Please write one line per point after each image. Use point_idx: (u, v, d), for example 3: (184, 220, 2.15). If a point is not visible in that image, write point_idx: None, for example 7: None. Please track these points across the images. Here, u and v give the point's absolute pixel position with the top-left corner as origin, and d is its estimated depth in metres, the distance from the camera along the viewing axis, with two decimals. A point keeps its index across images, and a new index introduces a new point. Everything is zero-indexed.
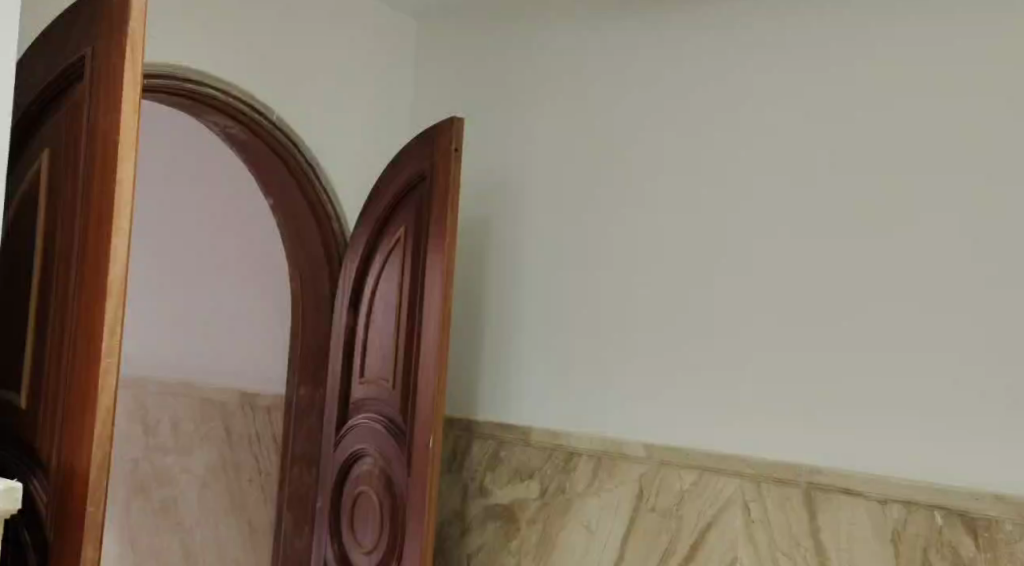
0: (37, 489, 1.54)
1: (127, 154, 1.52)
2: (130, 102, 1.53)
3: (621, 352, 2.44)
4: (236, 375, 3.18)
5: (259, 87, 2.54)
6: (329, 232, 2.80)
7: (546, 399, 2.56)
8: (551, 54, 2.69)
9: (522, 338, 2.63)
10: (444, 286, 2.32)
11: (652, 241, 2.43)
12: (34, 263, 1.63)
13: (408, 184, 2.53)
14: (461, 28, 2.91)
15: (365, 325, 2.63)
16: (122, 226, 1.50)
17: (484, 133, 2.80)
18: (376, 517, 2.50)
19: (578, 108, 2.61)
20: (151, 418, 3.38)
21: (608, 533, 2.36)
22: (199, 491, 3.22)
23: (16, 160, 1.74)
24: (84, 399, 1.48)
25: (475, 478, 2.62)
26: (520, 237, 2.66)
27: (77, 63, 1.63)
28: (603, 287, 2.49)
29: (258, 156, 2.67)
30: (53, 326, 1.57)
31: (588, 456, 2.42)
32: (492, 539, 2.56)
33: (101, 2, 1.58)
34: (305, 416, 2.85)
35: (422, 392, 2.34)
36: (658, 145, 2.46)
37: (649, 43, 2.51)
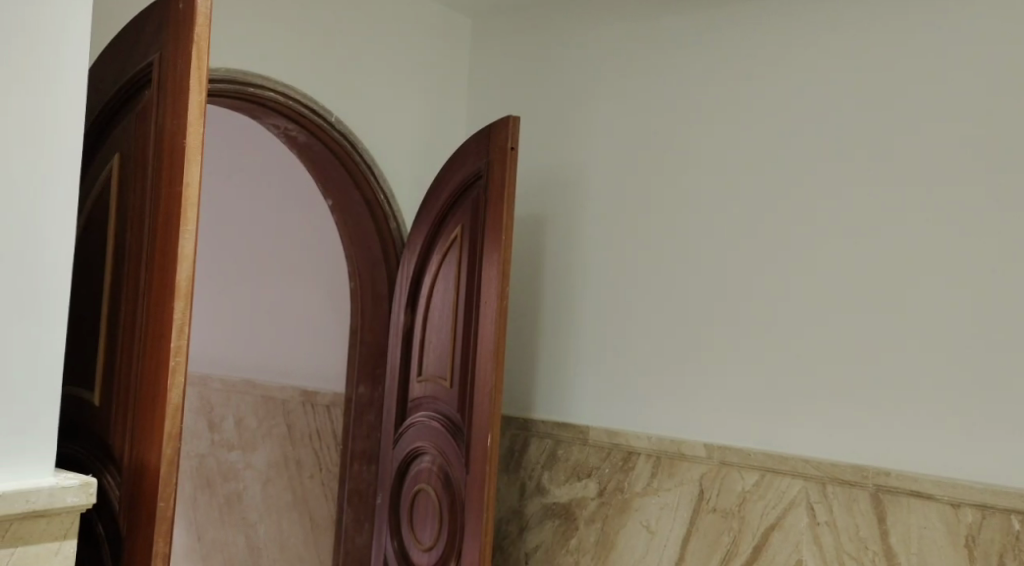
0: (110, 485, 1.58)
1: (193, 157, 1.55)
2: (196, 107, 1.56)
3: (678, 351, 2.43)
4: (298, 373, 3.23)
5: (315, 91, 2.58)
6: (386, 232, 2.83)
7: (603, 398, 2.55)
8: (604, 51, 2.69)
9: (579, 338, 2.63)
10: (502, 285, 2.33)
11: (708, 240, 2.41)
12: (106, 265, 1.68)
13: (464, 183, 2.54)
14: (514, 28, 2.93)
15: (423, 324, 2.66)
16: (189, 227, 1.54)
17: (538, 132, 2.81)
18: (435, 514, 2.52)
19: (631, 107, 2.61)
20: (215, 415, 3.45)
21: (668, 533, 2.35)
22: (262, 487, 3.27)
23: (90, 163, 1.79)
24: (154, 398, 1.52)
25: (533, 477, 2.63)
26: (576, 237, 2.66)
27: (146, 69, 1.67)
28: (660, 286, 2.48)
29: (317, 158, 2.71)
30: (124, 326, 1.61)
31: (647, 456, 2.41)
32: (551, 538, 2.57)
33: (169, 9, 1.62)
34: (364, 414, 2.88)
35: (480, 392, 2.35)
36: (713, 143, 2.44)
37: (702, 40, 2.50)
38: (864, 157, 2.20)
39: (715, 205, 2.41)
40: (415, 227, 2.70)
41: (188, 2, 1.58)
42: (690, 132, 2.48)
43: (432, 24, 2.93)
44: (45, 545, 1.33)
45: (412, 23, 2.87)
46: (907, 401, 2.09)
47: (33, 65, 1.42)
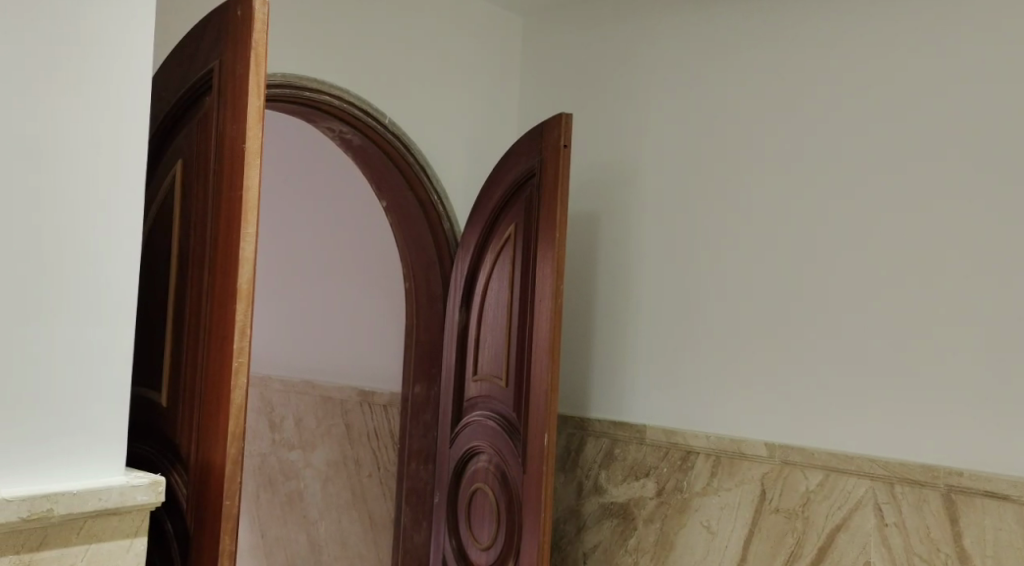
0: (177, 483, 1.61)
1: (253, 161, 1.57)
2: (255, 112, 1.58)
3: (735, 349, 2.41)
4: (356, 373, 3.27)
5: (370, 94, 2.60)
6: (440, 232, 2.84)
7: (661, 397, 2.54)
8: (656, 47, 2.68)
9: (635, 336, 2.61)
10: (556, 283, 2.32)
11: (764, 236, 2.38)
12: (171, 269, 1.71)
13: (517, 182, 2.54)
14: (564, 27, 2.93)
15: (478, 323, 2.66)
16: (250, 230, 1.56)
17: (591, 130, 2.80)
18: (493, 513, 2.52)
19: (685, 103, 2.59)
20: (276, 415, 3.50)
21: (729, 533, 2.33)
22: (322, 485, 3.31)
23: (156, 170, 1.83)
24: (219, 398, 1.54)
25: (590, 476, 2.62)
26: (631, 235, 2.65)
27: (206, 76, 1.70)
28: (717, 284, 2.46)
29: (371, 160, 2.73)
30: (189, 329, 1.64)
31: (706, 455, 2.39)
32: (609, 537, 2.56)
33: (227, 16, 1.65)
34: (421, 413, 2.90)
35: (536, 391, 2.34)
36: (768, 138, 2.41)
37: (757, 34, 2.47)
38: (926, 149, 2.15)
39: (773, 200, 2.38)
40: (469, 226, 2.71)
41: (245, 8, 1.60)
42: (745, 127, 2.45)
43: (483, 25, 2.95)
44: (117, 542, 1.36)
45: (464, 24, 2.88)
46: (975, 398, 2.04)
47: (98, 71, 1.43)
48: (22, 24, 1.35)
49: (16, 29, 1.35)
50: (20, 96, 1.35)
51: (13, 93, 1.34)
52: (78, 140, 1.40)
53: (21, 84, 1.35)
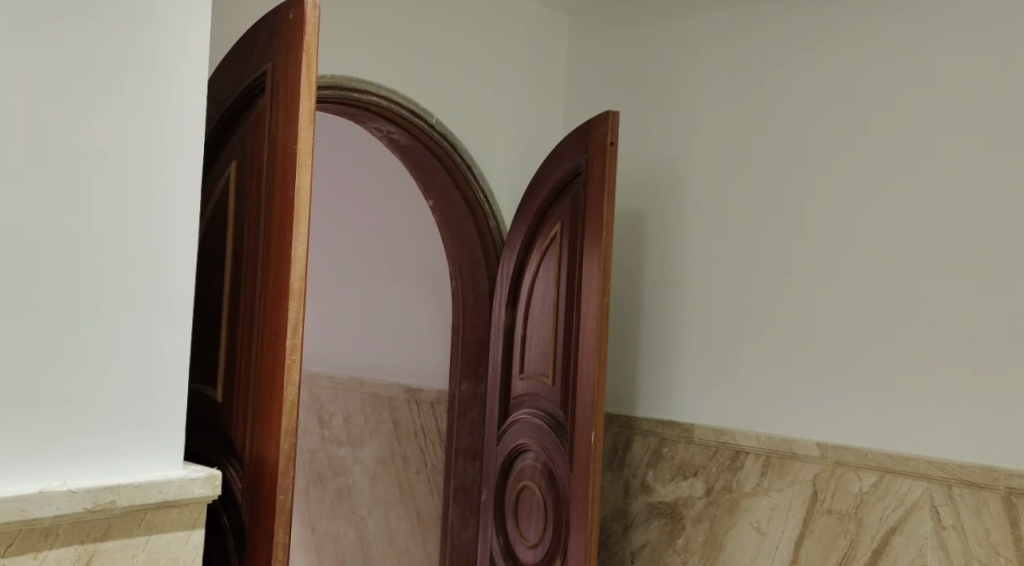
0: (233, 477, 1.64)
1: (305, 162, 1.59)
2: (307, 113, 1.60)
3: (785, 349, 2.38)
4: (403, 370, 3.29)
5: (417, 94, 2.62)
6: (486, 231, 2.85)
7: (709, 396, 2.52)
8: (702, 43, 2.66)
9: (683, 335, 2.60)
10: (603, 281, 2.31)
11: (815, 234, 2.35)
12: (225, 268, 1.74)
13: (564, 180, 2.54)
14: (609, 24, 2.92)
15: (524, 321, 2.67)
16: (302, 229, 1.57)
17: (638, 128, 2.79)
18: (540, 510, 2.52)
19: (733, 101, 2.57)
20: (325, 411, 3.54)
21: (780, 534, 2.30)
22: (370, 482, 3.34)
23: (211, 171, 1.87)
24: (272, 394, 1.56)
25: (637, 475, 2.62)
26: (679, 233, 2.63)
27: (259, 78, 1.72)
28: (766, 282, 2.43)
29: (419, 160, 2.75)
30: (243, 326, 1.67)
31: (756, 455, 2.37)
32: (657, 536, 2.55)
33: (280, 19, 1.67)
34: (468, 411, 2.91)
35: (582, 390, 2.34)
36: (819, 135, 2.38)
37: (806, 29, 2.44)
38: (981, 146, 2.11)
39: (824, 197, 2.34)
40: (516, 225, 2.72)
41: (298, 12, 1.62)
42: (796, 123, 2.42)
43: (529, 23, 2.95)
44: (176, 534, 1.39)
45: (509, 23, 2.89)
46: None
47: (157, 74, 1.45)
48: (84, 28, 1.38)
49: (78, 32, 1.37)
50: (82, 99, 1.37)
51: (75, 95, 1.37)
52: (137, 142, 1.43)
53: (83, 87, 1.37)
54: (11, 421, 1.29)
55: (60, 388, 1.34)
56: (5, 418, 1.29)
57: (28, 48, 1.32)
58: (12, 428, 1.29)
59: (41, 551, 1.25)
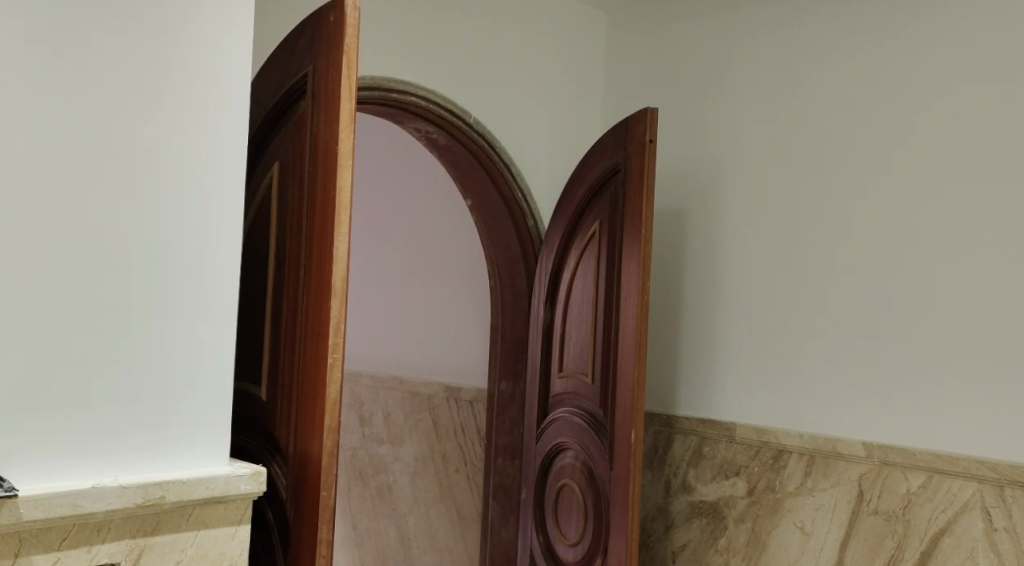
0: (277, 473, 1.65)
1: (346, 163, 1.59)
2: (348, 113, 1.60)
3: (829, 347, 2.35)
4: (443, 368, 3.31)
5: (455, 93, 2.62)
6: (525, 230, 2.85)
7: (751, 394, 2.50)
8: (743, 40, 2.64)
9: (724, 332, 2.58)
10: (642, 279, 2.30)
11: (859, 229, 2.31)
12: (269, 268, 1.76)
13: (603, 179, 2.53)
14: (648, 21, 2.91)
15: (563, 319, 2.66)
16: (343, 228, 1.58)
17: (678, 125, 2.78)
18: (580, 509, 2.52)
19: (774, 96, 2.54)
20: (365, 410, 3.56)
21: (825, 534, 2.28)
22: (410, 480, 3.36)
23: (254, 172, 1.89)
24: (315, 392, 1.57)
25: (678, 475, 2.62)
26: (721, 230, 2.61)
27: (301, 80, 1.74)
28: (809, 279, 2.40)
29: (457, 159, 2.76)
30: (286, 325, 1.68)
31: (800, 455, 2.34)
32: (698, 536, 2.55)
33: (321, 21, 1.68)
34: (507, 409, 2.92)
35: (622, 389, 2.33)
36: (862, 129, 2.34)
37: (849, 22, 2.40)
38: None
39: (868, 192, 2.31)
40: (554, 224, 2.72)
41: (338, 14, 1.63)
42: (839, 117, 2.39)
43: (567, 21, 2.95)
44: (223, 529, 1.40)
45: (548, 20, 2.89)
46: None
47: (197, 75, 1.45)
48: (124, 29, 1.37)
49: (118, 33, 1.36)
50: (123, 101, 1.37)
51: (116, 97, 1.36)
52: (180, 144, 1.43)
53: (125, 88, 1.37)
54: (36, 424, 1.28)
55: (94, 389, 1.33)
56: (30, 419, 1.27)
57: (68, 49, 1.32)
58: (43, 430, 1.28)
59: (94, 545, 1.27)
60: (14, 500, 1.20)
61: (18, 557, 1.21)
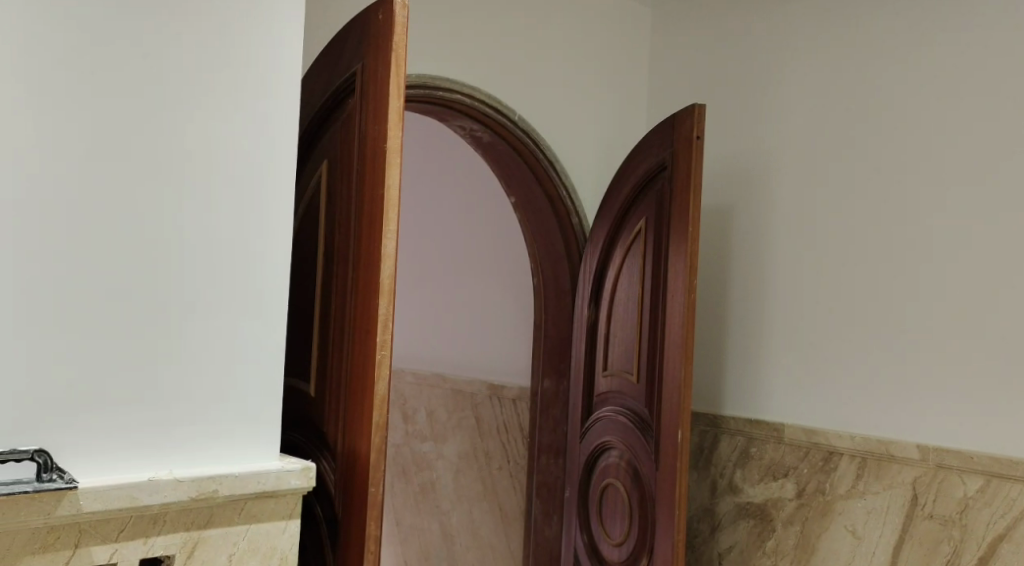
0: (326, 469, 1.67)
1: (394, 161, 1.59)
2: (396, 111, 1.60)
3: (880, 348, 2.30)
4: (486, 366, 3.31)
5: (500, 91, 2.62)
6: (569, 229, 2.84)
7: (800, 394, 2.46)
8: (790, 34, 2.60)
9: (773, 333, 2.55)
10: (689, 277, 2.27)
11: (912, 227, 2.26)
12: (318, 266, 1.77)
13: (649, 176, 2.51)
14: (694, 17, 2.89)
15: (608, 317, 2.65)
16: (391, 226, 1.58)
17: (725, 123, 2.75)
18: (625, 509, 2.50)
19: (823, 91, 2.49)
20: (409, 407, 3.58)
21: (877, 538, 2.24)
22: (454, 477, 3.37)
23: (303, 171, 1.91)
24: (364, 389, 1.57)
25: (724, 476, 2.60)
26: (769, 227, 2.58)
27: (349, 79, 1.74)
28: (860, 279, 2.36)
29: (502, 157, 2.75)
30: (334, 322, 1.69)
31: (851, 456, 2.31)
32: (745, 537, 2.53)
33: (369, 21, 1.69)
34: (551, 407, 2.91)
35: (668, 388, 2.30)
36: (915, 124, 2.29)
37: (901, 15, 2.35)
38: None
39: (921, 188, 2.25)
40: (599, 222, 2.70)
41: (387, 12, 1.63)
42: (891, 111, 2.34)
43: (612, 16, 2.93)
44: (274, 523, 1.41)
45: (593, 16, 2.87)
46: None
47: (247, 73, 1.46)
48: (174, 27, 1.38)
49: (169, 32, 1.38)
50: (172, 100, 1.38)
51: (165, 97, 1.37)
52: (232, 142, 1.44)
53: (173, 87, 1.38)
54: (87, 425, 1.29)
55: (146, 386, 1.35)
56: (82, 419, 1.28)
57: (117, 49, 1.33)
58: (98, 422, 1.30)
59: (150, 537, 1.29)
60: (73, 492, 1.22)
61: (77, 549, 1.23)
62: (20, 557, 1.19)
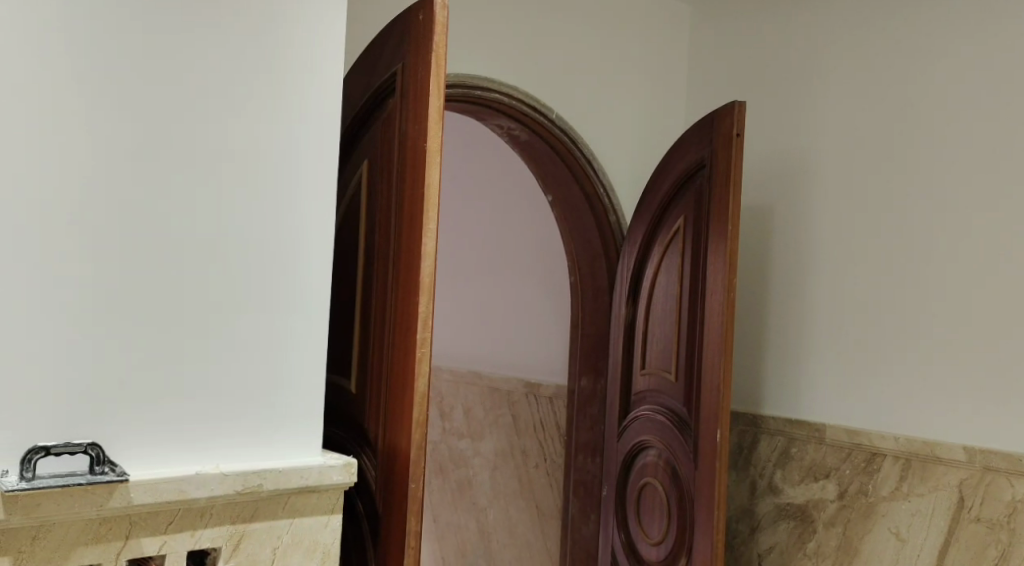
0: (367, 465, 1.68)
1: (434, 160, 1.59)
2: (436, 111, 1.61)
3: (926, 350, 2.26)
4: (524, 365, 3.31)
5: (538, 90, 2.62)
6: (607, 227, 2.83)
7: (840, 394, 2.44)
8: (831, 31, 2.57)
9: (814, 333, 2.52)
10: (729, 275, 2.25)
11: (959, 227, 2.22)
12: (359, 265, 1.78)
13: (687, 174, 2.49)
14: (732, 14, 2.86)
15: (645, 316, 2.64)
16: (431, 224, 1.58)
17: (764, 121, 2.73)
18: (663, 508, 2.49)
19: (867, 89, 2.46)
20: (446, 404, 3.62)
21: (922, 541, 2.20)
22: (490, 474, 3.37)
23: (344, 172, 1.92)
24: (404, 386, 1.58)
25: (764, 476, 2.58)
26: (810, 226, 2.55)
27: (389, 79, 1.75)
28: (904, 278, 2.32)
29: (540, 155, 2.75)
30: (375, 319, 1.70)
31: (894, 457, 2.27)
32: (786, 538, 2.50)
33: (409, 21, 1.69)
34: (588, 406, 2.90)
35: (707, 387, 2.29)
36: (959, 121, 2.25)
37: (944, 11, 2.31)
38: None
39: (965, 186, 2.22)
40: (637, 220, 2.69)
41: (427, 13, 1.63)
42: (934, 108, 2.30)
43: (651, 14, 2.91)
44: (317, 518, 1.42)
45: (630, 14, 2.86)
46: None
47: (291, 73, 1.47)
48: (220, 28, 1.39)
49: (215, 31, 1.39)
50: (215, 101, 1.39)
51: (209, 97, 1.38)
52: (275, 141, 1.45)
53: (215, 87, 1.39)
54: (136, 425, 1.30)
55: (193, 384, 1.36)
56: (135, 412, 1.31)
57: (164, 51, 1.34)
58: (148, 414, 1.32)
59: (198, 529, 1.31)
60: (124, 484, 1.24)
61: (128, 540, 1.25)
62: (73, 549, 1.21)
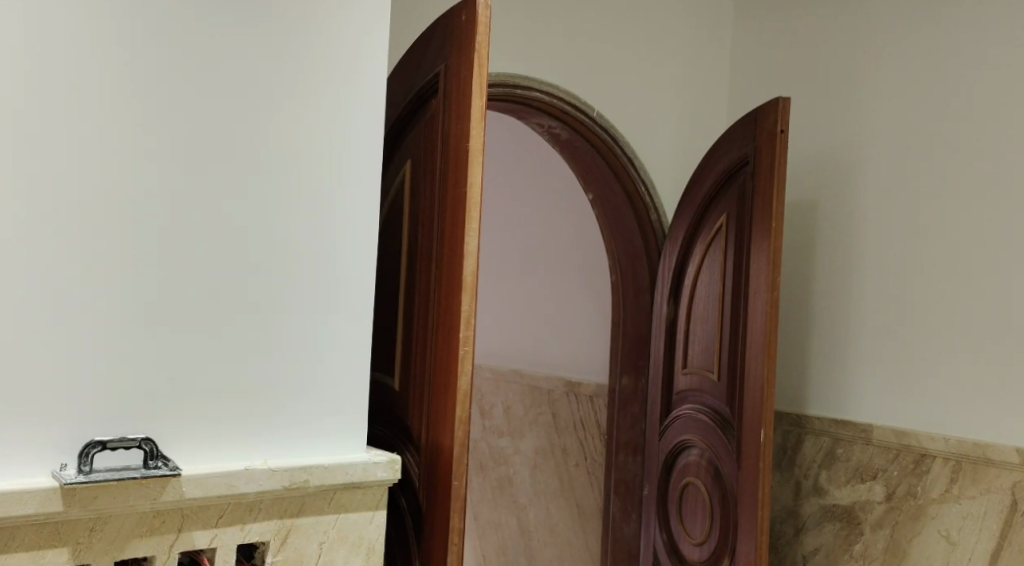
0: (410, 462, 1.68)
1: (477, 160, 1.60)
2: (478, 110, 1.60)
3: (977, 351, 2.21)
4: (564, 363, 3.30)
5: (580, 88, 2.61)
6: (649, 225, 2.81)
7: (887, 395, 2.40)
8: (877, 27, 2.52)
9: (860, 333, 2.48)
10: (772, 274, 2.23)
11: (1011, 225, 2.17)
12: (402, 264, 1.79)
13: (729, 172, 2.46)
14: (776, 10, 2.83)
15: (687, 314, 2.62)
16: (473, 224, 1.58)
17: (809, 118, 2.69)
18: (705, 508, 2.47)
19: (914, 85, 2.41)
20: (486, 402, 3.62)
21: (972, 544, 2.16)
22: (531, 472, 3.37)
23: (388, 171, 1.93)
24: (446, 385, 1.58)
25: (809, 477, 2.55)
26: (856, 224, 2.51)
27: (432, 79, 1.75)
28: (952, 277, 2.28)
29: (581, 153, 2.74)
30: (419, 317, 1.70)
31: (944, 459, 2.23)
32: (832, 539, 2.47)
33: (453, 21, 1.69)
34: (630, 405, 2.89)
35: (751, 388, 2.26)
36: (1009, 118, 2.20)
37: (994, 7, 2.26)
38: None
39: (1015, 184, 2.17)
40: (679, 218, 2.67)
41: (470, 12, 1.63)
42: (984, 105, 2.25)
43: (693, 11, 2.88)
44: (361, 514, 1.43)
45: (672, 12, 2.83)
46: None
47: (335, 73, 1.47)
48: (266, 29, 1.40)
49: (261, 33, 1.40)
50: (261, 101, 1.40)
51: (255, 98, 1.39)
52: (320, 142, 1.46)
53: (262, 88, 1.40)
54: (187, 421, 1.32)
55: (241, 382, 1.37)
56: (186, 409, 1.32)
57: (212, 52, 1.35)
58: (198, 410, 1.33)
59: (247, 523, 1.32)
60: (177, 478, 1.25)
61: (180, 533, 1.27)
62: (128, 541, 1.23)
